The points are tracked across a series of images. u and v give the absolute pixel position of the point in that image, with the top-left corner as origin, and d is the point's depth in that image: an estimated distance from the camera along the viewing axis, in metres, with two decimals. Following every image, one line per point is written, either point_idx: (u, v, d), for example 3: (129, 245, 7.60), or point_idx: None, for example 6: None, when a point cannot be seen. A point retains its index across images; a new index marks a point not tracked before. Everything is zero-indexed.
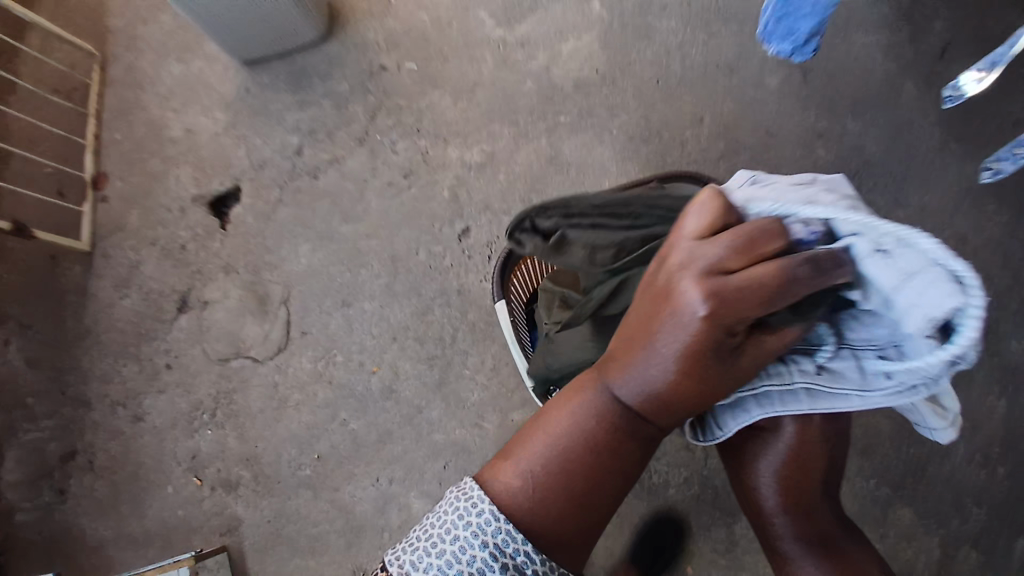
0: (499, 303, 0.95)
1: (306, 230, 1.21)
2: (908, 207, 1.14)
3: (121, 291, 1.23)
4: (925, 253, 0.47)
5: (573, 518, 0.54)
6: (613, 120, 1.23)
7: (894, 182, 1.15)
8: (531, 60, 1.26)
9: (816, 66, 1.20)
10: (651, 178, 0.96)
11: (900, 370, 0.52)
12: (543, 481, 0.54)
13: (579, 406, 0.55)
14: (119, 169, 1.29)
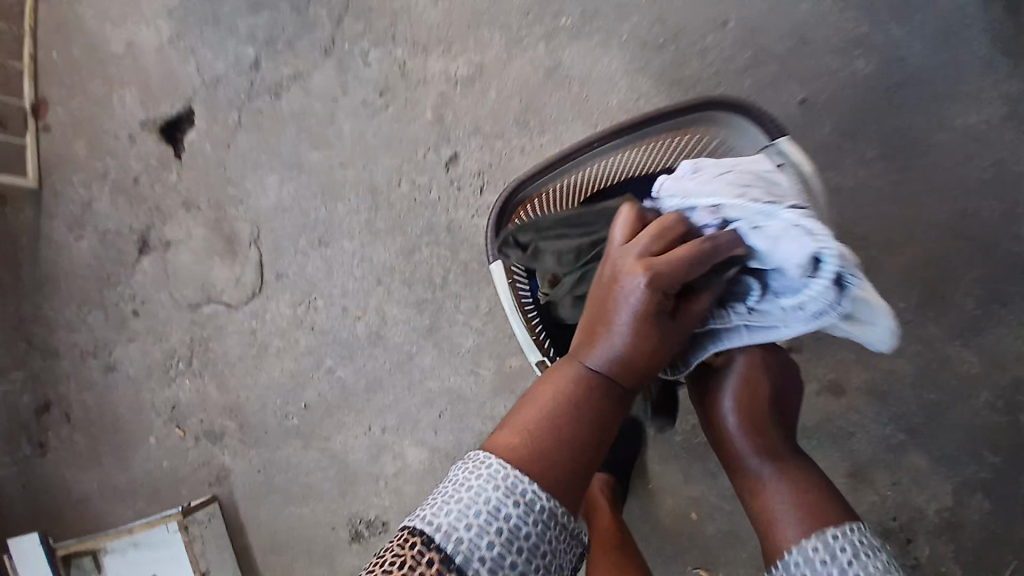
0: (496, 265, 0.73)
1: (272, 159, 1.07)
2: (954, 126, 1.01)
3: (76, 232, 1.11)
4: (783, 218, 0.53)
5: (570, 477, 0.47)
6: (621, 24, 1.06)
7: (945, 92, 1.01)
8: None
9: None
10: (687, 103, 0.74)
11: (803, 303, 0.54)
12: (536, 444, 0.48)
13: (558, 381, 0.51)
14: (58, 92, 1.14)
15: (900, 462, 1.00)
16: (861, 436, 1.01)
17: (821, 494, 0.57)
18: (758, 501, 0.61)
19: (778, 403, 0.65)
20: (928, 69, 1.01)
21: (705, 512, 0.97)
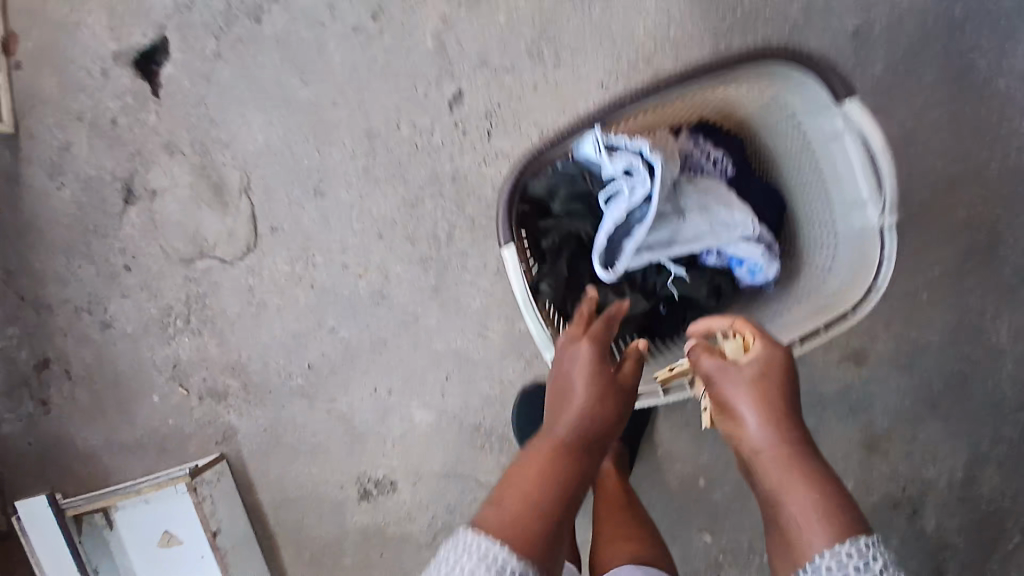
0: (508, 250, 0.66)
1: (256, 96, 0.95)
2: (1012, 72, 0.93)
3: (56, 179, 1.04)
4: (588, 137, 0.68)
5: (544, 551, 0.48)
6: None
7: (999, 39, 0.92)
8: None
9: None
10: (728, 60, 0.62)
11: (635, 173, 0.66)
12: (519, 517, 0.49)
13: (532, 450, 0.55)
14: (16, 18, 1.01)
15: (917, 431, 0.98)
16: (880, 406, 0.98)
17: (840, 507, 0.49)
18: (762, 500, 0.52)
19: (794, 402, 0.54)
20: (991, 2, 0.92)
21: (712, 477, 0.96)
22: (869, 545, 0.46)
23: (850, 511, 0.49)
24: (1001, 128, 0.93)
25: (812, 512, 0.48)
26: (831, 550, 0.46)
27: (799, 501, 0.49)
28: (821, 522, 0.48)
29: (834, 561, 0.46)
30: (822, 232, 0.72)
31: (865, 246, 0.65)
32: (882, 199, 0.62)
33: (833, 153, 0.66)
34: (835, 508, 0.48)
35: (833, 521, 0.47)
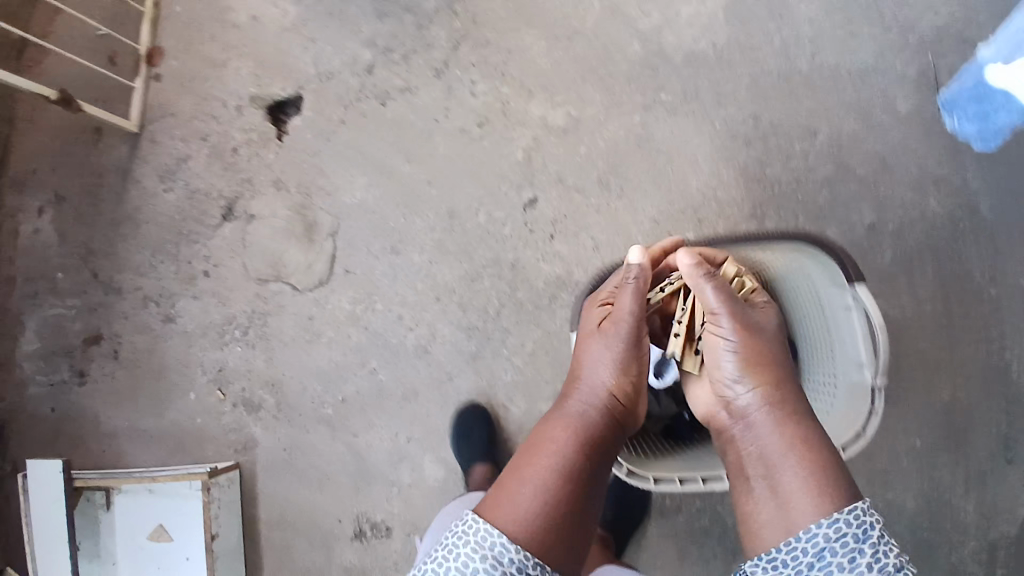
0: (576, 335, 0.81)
1: (364, 161, 1.11)
2: (999, 285, 1.09)
3: (164, 183, 1.15)
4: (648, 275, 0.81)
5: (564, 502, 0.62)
6: (718, 110, 1.09)
7: (992, 255, 1.09)
8: (642, 18, 1.11)
9: (954, 105, 1.10)
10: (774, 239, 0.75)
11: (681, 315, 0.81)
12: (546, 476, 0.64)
13: (559, 424, 0.70)
14: (177, 48, 1.19)
15: None
16: None
17: (814, 454, 0.63)
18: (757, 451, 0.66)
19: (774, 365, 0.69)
20: (990, 226, 1.09)
21: None
22: (864, 509, 0.59)
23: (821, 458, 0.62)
24: (985, 329, 1.08)
25: (804, 464, 0.62)
26: (831, 519, 0.58)
27: (794, 457, 0.63)
28: (813, 475, 0.61)
29: (835, 530, 0.58)
30: (820, 379, 0.82)
31: (858, 398, 0.76)
32: (876, 362, 0.74)
33: (835, 317, 0.78)
34: (812, 459, 0.63)
35: (813, 468, 0.62)
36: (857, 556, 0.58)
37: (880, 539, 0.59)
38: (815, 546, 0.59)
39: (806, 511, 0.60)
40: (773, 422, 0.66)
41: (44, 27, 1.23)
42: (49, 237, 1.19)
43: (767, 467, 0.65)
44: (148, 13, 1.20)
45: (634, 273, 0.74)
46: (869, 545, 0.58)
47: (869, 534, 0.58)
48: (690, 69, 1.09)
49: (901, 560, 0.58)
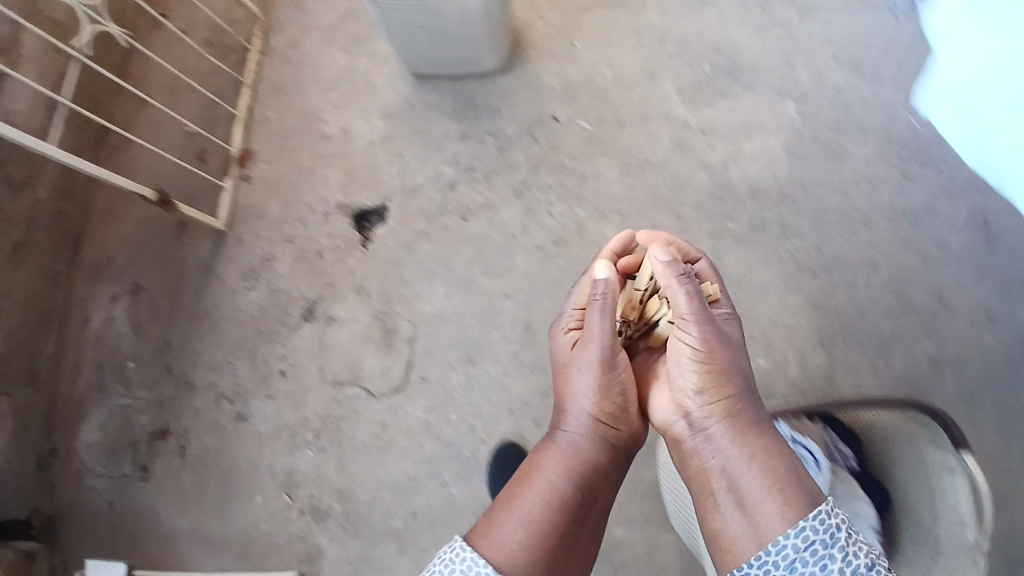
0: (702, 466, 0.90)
1: (445, 272, 1.16)
2: None
3: (247, 282, 1.18)
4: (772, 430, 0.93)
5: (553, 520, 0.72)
6: (783, 241, 1.15)
7: None
8: (711, 151, 1.18)
9: (1002, 243, 1.17)
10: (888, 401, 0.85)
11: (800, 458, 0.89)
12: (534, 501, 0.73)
13: (547, 451, 0.80)
14: (269, 152, 1.25)
15: None
16: None
17: (770, 459, 0.71)
18: (721, 455, 0.73)
19: (731, 373, 0.77)
20: None
21: None
22: (827, 512, 0.65)
23: (776, 460, 0.71)
24: None
25: (770, 471, 0.69)
26: (797, 528, 0.64)
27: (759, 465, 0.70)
28: (777, 481, 0.69)
29: (803, 538, 0.64)
30: (919, 543, 0.83)
31: (960, 563, 0.77)
32: (980, 528, 0.76)
33: (939, 481, 0.82)
34: (770, 465, 0.70)
35: (771, 471, 0.69)
36: (829, 563, 0.62)
37: (848, 542, 0.63)
38: (785, 558, 0.64)
39: (774, 514, 0.66)
40: (736, 430, 0.74)
41: (132, 119, 1.31)
42: (122, 327, 1.21)
43: (729, 474, 0.72)
44: (242, 116, 1.25)
45: (600, 290, 0.82)
46: (838, 549, 0.63)
47: (839, 540, 0.63)
48: (756, 200, 1.16)
49: (874, 559, 0.61)
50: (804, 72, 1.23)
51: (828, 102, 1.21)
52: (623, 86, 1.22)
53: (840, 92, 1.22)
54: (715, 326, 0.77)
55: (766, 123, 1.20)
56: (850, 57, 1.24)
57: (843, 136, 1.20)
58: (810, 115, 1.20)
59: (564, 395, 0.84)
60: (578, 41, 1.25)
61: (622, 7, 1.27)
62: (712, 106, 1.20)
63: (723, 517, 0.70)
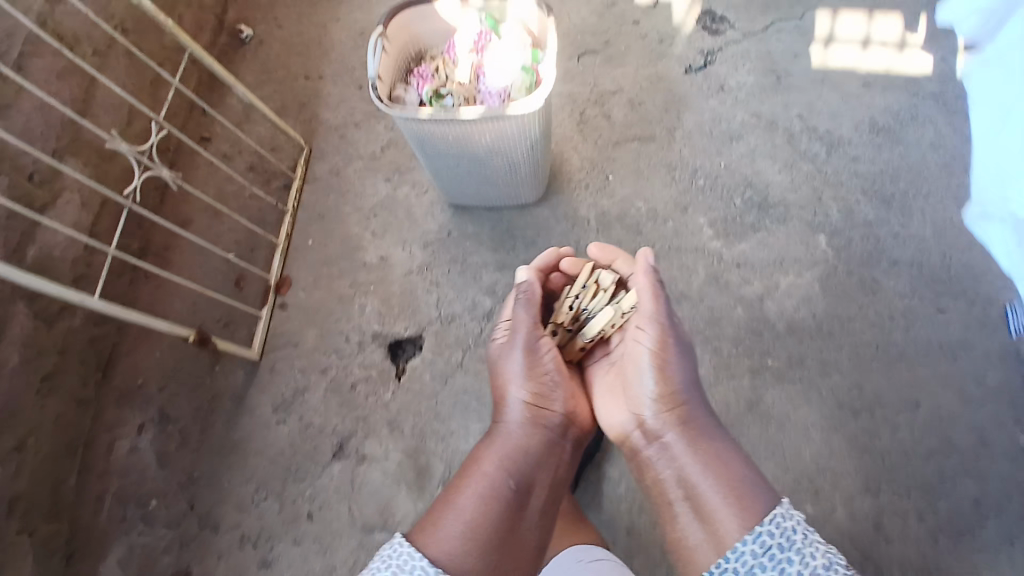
0: None
1: (481, 406, 1.14)
2: None
3: (279, 414, 1.16)
4: None
5: (501, 497, 0.81)
6: (824, 379, 1.13)
7: None
8: (746, 284, 1.19)
9: None
10: None
11: None
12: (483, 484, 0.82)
13: (491, 444, 0.90)
14: (306, 279, 1.27)
15: None
16: None
17: (717, 457, 0.83)
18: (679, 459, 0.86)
19: (677, 378, 0.91)
20: None
21: None
22: (783, 516, 0.74)
23: (721, 456, 0.84)
24: None
25: (718, 471, 0.81)
26: (756, 534, 0.73)
27: (708, 465, 0.83)
28: (725, 479, 0.80)
29: (760, 543, 0.73)
30: None
31: None
32: None
33: None
34: (716, 461, 0.83)
35: (716, 466, 0.82)
36: (787, 567, 0.71)
37: (803, 544, 0.72)
38: (744, 564, 0.73)
39: (725, 509, 0.77)
40: (684, 435, 0.87)
41: (168, 241, 1.30)
42: (147, 459, 1.17)
43: (683, 478, 0.84)
44: (281, 243, 1.29)
45: (527, 294, 0.98)
46: (795, 552, 0.71)
47: (793, 540, 0.72)
48: (794, 335, 1.15)
49: (831, 560, 0.69)
50: (834, 205, 1.25)
51: (860, 235, 1.23)
52: (656, 218, 1.26)
53: (870, 225, 1.24)
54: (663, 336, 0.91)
55: (798, 256, 1.21)
56: (880, 192, 1.27)
57: (876, 269, 1.20)
58: (842, 249, 1.22)
59: (503, 397, 0.96)
60: (612, 174, 1.31)
61: (652, 143, 1.34)
62: (745, 240, 1.23)
63: (684, 524, 0.81)
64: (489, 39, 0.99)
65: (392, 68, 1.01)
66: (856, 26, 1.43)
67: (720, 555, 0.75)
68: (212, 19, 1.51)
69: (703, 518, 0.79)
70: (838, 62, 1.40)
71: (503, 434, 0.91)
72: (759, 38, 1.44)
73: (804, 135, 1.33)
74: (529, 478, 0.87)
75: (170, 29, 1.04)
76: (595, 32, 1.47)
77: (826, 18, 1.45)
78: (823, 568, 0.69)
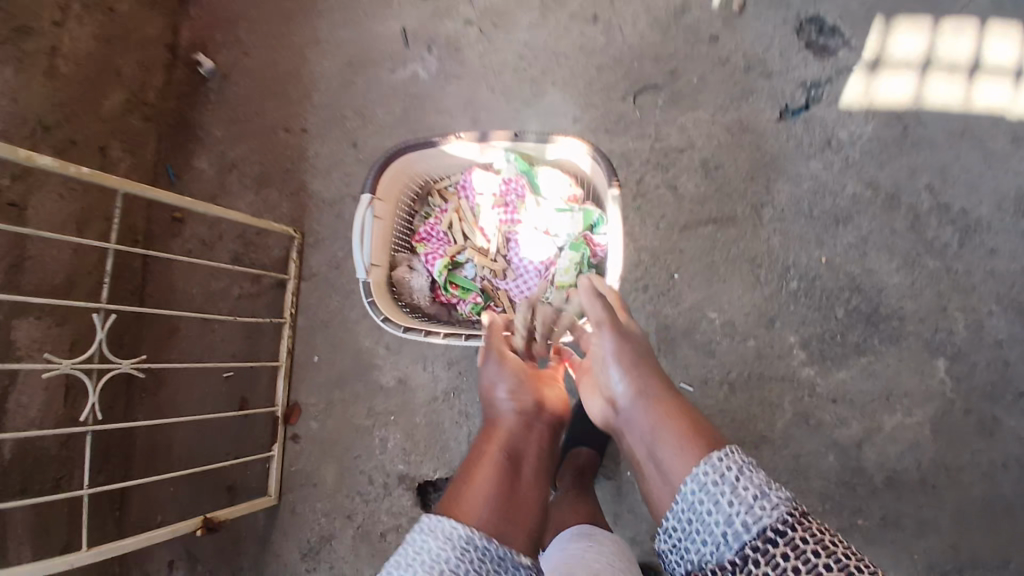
0: None
1: None
2: None
3: (308, 562, 1.07)
4: None
5: (500, 476, 0.64)
6: (920, 541, 0.98)
7: None
8: (841, 426, 1.01)
9: None
10: None
11: None
12: (486, 467, 0.65)
13: (483, 433, 0.73)
14: (319, 404, 1.11)
15: None
16: None
17: (682, 423, 0.65)
18: (644, 435, 0.67)
19: (638, 357, 0.72)
20: None
21: None
22: (722, 456, 0.59)
23: (690, 422, 0.65)
24: None
25: (682, 438, 0.63)
26: (694, 475, 0.60)
27: (671, 422, 0.65)
28: (689, 446, 0.62)
29: (698, 483, 0.59)
30: None
31: None
32: None
33: None
34: (682, 429, 0.64)
35: (681, 432, 0.64)
36: (721, 501, 0.57)
37: (740, 478, 0.57)
38: (688, 506, 0.59)
39: (680, 463, 0.61)
40: (647, 404, 0.68)
41: (156, 352, 1.13)
42: None
43: (651, 452, 0.66)
44: (284, 364, 1.10)
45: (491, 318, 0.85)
46: (730, 488, 0.57)
47: (731, 476, 0.57)
48: (891, 492, 1.00)
49: (769, 492, 0.56)
50: (959, 319, 1.01)
51: (985, 360, 1.01)
52: (733, 336, 1.04)
53: (999, 345, 1.01)
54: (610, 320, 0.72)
55: (910, 390, 1.01)
56: (1017, 299, 1.01)
57: (998, 404, 1.00)
58: (963, 378, 1.01)
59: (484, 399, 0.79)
60: (677, 272, 1.07)
61: (731, 227, 1.07)
62: (844, 368, 1.02)
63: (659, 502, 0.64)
64: (522, 194, 0.86)
65: (387, 234, 0.87)
66: (1011, 48, 1.05)
67: (676, 514, 0.60)
68: (162, 53, 1.21)
69: (664, 480, 0.63)
70: (984, 101, 1.05)
71: (490, 427, 0.73)
72: (880, 67, 1.08)
73: (931, 217, 1.04)
74: (524, 459, 0.69)
75: (88, 178, 0.77)
76: (657, 58, 1.13)
77: (971, 34, 1.06)
78: (753, 498, 0.56)
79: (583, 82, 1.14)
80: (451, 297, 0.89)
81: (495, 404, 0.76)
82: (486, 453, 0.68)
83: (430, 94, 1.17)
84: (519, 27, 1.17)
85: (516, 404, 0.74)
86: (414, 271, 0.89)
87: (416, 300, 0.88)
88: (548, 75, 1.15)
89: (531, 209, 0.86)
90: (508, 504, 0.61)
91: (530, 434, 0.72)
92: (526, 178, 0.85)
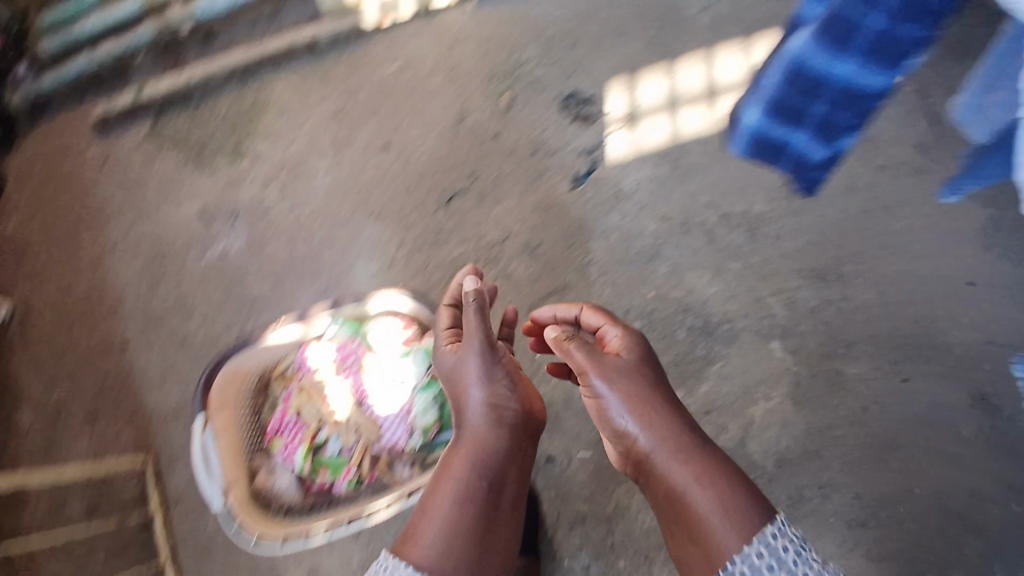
0: None
1: None
2: None
3: None
4: None
5: (471, 498, 0.70)
6: (827, 504, 1.10)
7: None
8: (723, 432, 1.12)
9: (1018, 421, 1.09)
10: None
11: None
12: (458, 491, 0.71)
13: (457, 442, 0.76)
14: None
15: None
16: None
17: (709, 477, 0.70)
18: (666, 487, 0.72)
19: (656, 405, 0.76)
20: None
21: None
22: (775, 535, 0.66)
23: (717, 477, 0.70)
24: None
25: (714, 496, 0.68)
26: (744, 554, 0.65)
27: (704, 485, 0.69)
28: (721, 505, 0.68)
29: (749, 564, 0.64)
30: None
31: None
32: None
33: None
34: (708, 483, 0.69)
35: (709, 488, 0.69)
36: None
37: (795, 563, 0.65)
38: None
39: (723, 533, 0.66)
40: (665, 456, 0.73)
41: None
42: None
43: (673, 503, 0.71)
44: None
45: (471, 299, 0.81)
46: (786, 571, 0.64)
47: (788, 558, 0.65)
48: (786, 472, 1.11)
49: None
50: (775, 303, 1.17)
51: (810, 328, 1.16)
52: None
53: (814, 311, 1.17)
54: (624, 375, 0.78)
55: (762, 377, 1.14)
56: (813, 269, 1.18)
57: (836, 360, 1.15)
58: (798, 350, 1.16)
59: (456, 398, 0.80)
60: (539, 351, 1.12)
61: (569, 295, 1.16)
62: (704, 380, 1.14)
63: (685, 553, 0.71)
64: (361, 352, 0.90)
65: (237, 445, 0.86)
66: (735, 65, 1.25)
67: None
68: None
69: (702, 548, 0.68)
70: (729, 116, 1.23)
71: (463, 436, 0.75)
72: (637, 119, 1.24)
73: (720, 227, 1.20)
74: (501, 477, 0.74)
75: None
76: (454, 167, 1.21)
77: (700, 66, 1.25)
78: None
79: (396, 207, 1.19)
80: (323, 480, 0.90)
81: (467, 406, 0.77)
82: (459, 469, 0.72)
83: (249, 265, 1.14)
84: (318, 173, 1.19)
85: (487, 420, 0.76)
86: (274, 472, 0.90)
87: (285, 501, 0.87)
88: (360, 210, 1.18)
89: (374, 364, 0.91)
90: (474, 538, 0.68)
91: (506, 448, 0.75)
92: (359, 337, 0.91)
